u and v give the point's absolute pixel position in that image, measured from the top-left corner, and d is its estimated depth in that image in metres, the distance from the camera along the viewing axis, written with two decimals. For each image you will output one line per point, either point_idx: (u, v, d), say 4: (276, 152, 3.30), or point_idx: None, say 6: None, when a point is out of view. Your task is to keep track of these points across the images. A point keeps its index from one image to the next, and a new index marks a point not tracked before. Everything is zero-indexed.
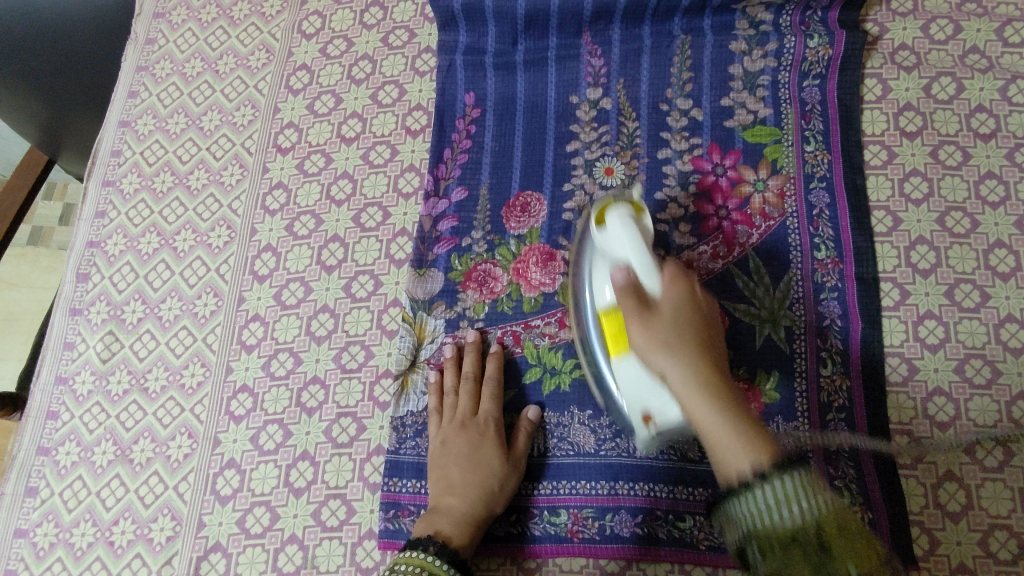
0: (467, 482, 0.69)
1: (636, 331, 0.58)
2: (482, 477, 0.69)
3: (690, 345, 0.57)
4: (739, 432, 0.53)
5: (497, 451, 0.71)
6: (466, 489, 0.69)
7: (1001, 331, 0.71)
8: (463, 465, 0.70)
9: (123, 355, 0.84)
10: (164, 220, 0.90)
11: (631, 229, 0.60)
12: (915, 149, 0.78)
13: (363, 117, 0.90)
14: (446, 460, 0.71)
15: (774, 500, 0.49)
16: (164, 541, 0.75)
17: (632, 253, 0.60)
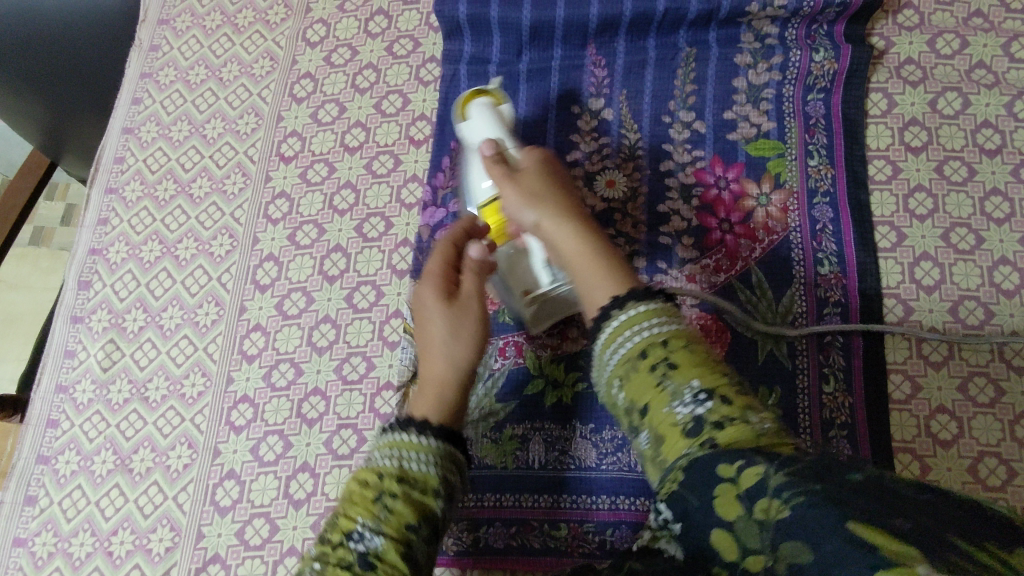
0: (446, 330, 0.60)
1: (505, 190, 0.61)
2: (461, 332, 0.61)
3: (556, 198, 0.61)
4: (600, 268, 0.57)
5: (447, 307, 0.61)
6: (455, 355, 0.60)
7: (1005, 349, 0.68)
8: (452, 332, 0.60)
9: (65, 380, 0.75)
10: (124, 231, 0.80)
11: (490, 117, 0.66)
12: (921, 164, 0.74)
13: (303, 135, 0.81)
14: (429, 324, 0.61)
15: (624, 329, 0.53)
16: (84, 565, 0.67)
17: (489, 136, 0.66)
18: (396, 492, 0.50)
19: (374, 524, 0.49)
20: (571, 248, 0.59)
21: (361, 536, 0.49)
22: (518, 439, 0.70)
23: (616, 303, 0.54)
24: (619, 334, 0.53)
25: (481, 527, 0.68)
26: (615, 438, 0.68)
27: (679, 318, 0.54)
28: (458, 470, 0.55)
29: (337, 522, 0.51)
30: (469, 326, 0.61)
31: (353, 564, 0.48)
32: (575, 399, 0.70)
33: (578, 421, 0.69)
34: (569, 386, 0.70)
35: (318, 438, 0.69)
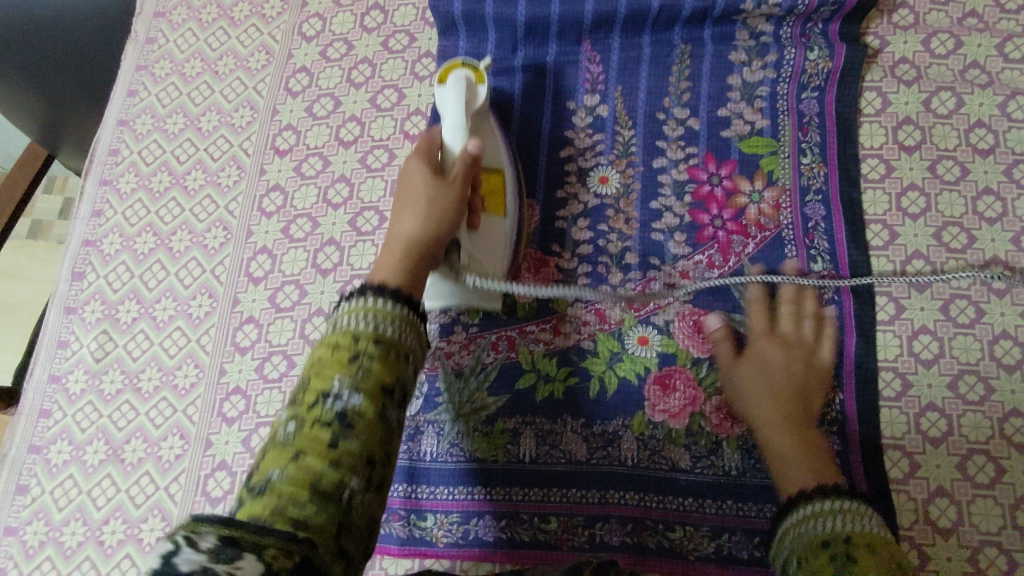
0: (424, 198, 0.58)
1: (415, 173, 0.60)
2: (438, 199, 0.58)
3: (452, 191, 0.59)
4: (800, 443, 0.61)
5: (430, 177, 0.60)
6: (427, 220, 0.57)
7: (995, 348, 0.68)
8: (430, 196, 0.58)
9: (58, 370, 0.75)
10: (119, 222, 0.80)
11: (461, 91, 0.67)
12: (914, 163, 0.74)
13: (298, 128, 0.81)
14: (409, 186, 0.60)
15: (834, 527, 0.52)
16: (74, 555, 0.68)
17: (450, 115, 0.66)
18: (373, 351, 0.46)
19: (352, 382, 0.45)
20: (775, 425, 0.62)
21: (334, 396, 0.44)
22: (509, 433, 0.70)
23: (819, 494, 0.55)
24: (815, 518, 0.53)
25: (472, 519, 0.68)
26: (606, 433, 0.69)
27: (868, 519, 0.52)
28: (421, 344, 0.50)
29: (305, 388, 0.46)
30: (448, 201, 0.58)
31: (330, 421, 0.44)
32: (566, 393, 0.70)
33: (570, 415, 0.70)
34: (560, 380, 0.71)
35: None
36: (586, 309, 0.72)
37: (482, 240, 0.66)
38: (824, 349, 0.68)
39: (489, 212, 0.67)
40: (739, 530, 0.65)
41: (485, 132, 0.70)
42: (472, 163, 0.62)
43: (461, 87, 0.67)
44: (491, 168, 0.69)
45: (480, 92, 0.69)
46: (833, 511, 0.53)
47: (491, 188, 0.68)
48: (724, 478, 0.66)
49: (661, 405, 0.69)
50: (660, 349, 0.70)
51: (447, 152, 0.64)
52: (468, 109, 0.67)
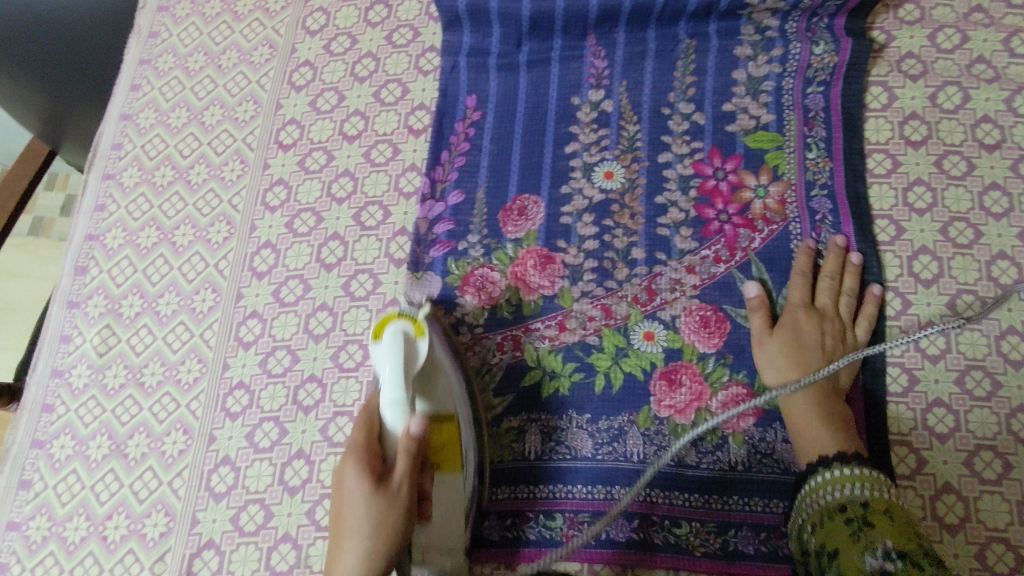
0: (370, 526, 0.53)
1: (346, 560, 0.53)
2: (387, 514, 0.54)
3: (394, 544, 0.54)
4: (825, 421, 0.63)
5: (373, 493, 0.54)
6: (373, 550, 0.53)
7: (1003, 343, 0.68)
8: (374, 525, 0.53)
9: (61, 365, 0.74)
10: (122, 217, 0.80)
11: (400, 356, 0.54)
12: (920, 158, 0.74)
13: (301, 123, 0.81)
14: (348, 515, 0.54)
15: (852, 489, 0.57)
16: (77, 550, 0.67)
17: (388, 368, 0.55)
18: None
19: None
20: (801, 406, 0.64)
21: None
22: (515, 430, 0.70)
23: (840, 458, 0.59)
24: (833, 485, 0.58)
25: (478, 518, 0.68)
26: (611, 428, 0.68)
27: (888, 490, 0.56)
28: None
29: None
30: (395, 527, 0.54)
31: None
32: (572, 390, 0.70)
33: (575, 411, 0.69)
34: (566, 376, 0.70)
35: (314, 425, 0.69)
36: (591, 305, 0.72)
37: (437, 497, 0.60)
38: (860, 329, 0.68)
39: (445, 471, 0.60)
40: (745, 525, 0.65)
41: (437, 370, 0.59)
42: (416, 453, 0.55)
43: (401, 350, 0.55)
44: (444, 414, 0.59)
45: (421, 349, 0.56)
46: (852, 479, 0.57)
47: (448, 443, 0.59)
48: (730, 473, 0.66)
49: (667, 401, 0.68)
50: (666, 344, 0.70)
51: (386, 437, 0.56)
52: (409, 374, 0.55)
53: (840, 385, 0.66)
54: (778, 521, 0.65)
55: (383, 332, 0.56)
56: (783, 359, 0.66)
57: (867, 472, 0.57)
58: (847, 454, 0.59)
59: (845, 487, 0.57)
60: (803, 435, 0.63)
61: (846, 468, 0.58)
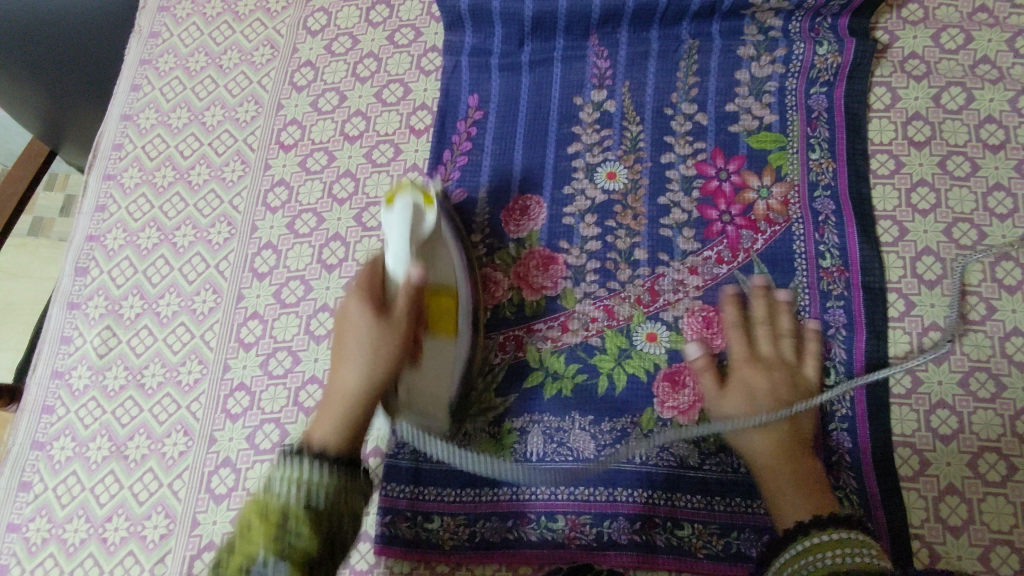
0: (369, 342, 0.58)
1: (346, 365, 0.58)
2: (381, 346, 0.58)
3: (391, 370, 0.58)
4: (797, 483, 0.61)
5: (375, 319, 0.58)
6: (374, 359, 0.57)
7: (1007, 344, 0.67)
8: (373, 351, 0.58)
9: (61, 366, 0.74)
10: (122, 217, 0.80)
11: (408, 218, 0.61)
12: (924, 159, 0.74)
13: (303, 123, 0.81)
14: (347, 353, 0.59)
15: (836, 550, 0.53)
16: (77, 552, 0.67)
17: (395, 239, 0.61)
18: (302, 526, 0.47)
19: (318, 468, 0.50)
20: (767, 458, 0.63)
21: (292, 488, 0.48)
22: (517, 432, 0.69)
23: (811, 527, 0.55)
24: (807, 555, 0.54)
25: (479, 521, 0.67)
26: (614, 430, 0.68)
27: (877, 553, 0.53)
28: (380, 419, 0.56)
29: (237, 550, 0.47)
30: (390, 349, 0.58)
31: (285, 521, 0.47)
32: (575, 391, 0.70)
33: (578, 412, 0.69)
34: (568, 378, 0.70)
35: None
36: (593, 306, 0.72)
37: (426, 364, 0.63)
38: (811, 368, 0.67)
39: (439, 335, 0.63)
40: (748, 527, 0.64)
41: (440, 244, 0.66)
42: (417, 296, 0.59)
43: (408, 215, 0.61)
44: (444, 287, 0.64)
45: (429, 219, 0.63)
46: (828, 546, 0.53)
47: (443, 308, 0.64)
48: (732, 475, 0.66)
49: (671, 403, 0.68)
50: (670, 345, 0.70)
51: (389, 283, 0.61)
52: (415, 236, 0.61)
53: (805, 435, 0.64)
54: None
55: (393, 202, 0.62)
56: (745, 416, 0.64)
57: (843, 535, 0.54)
58: (821, 518, 0.56)
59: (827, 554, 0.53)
60: (778, 501, 0.61)
61: (822, 534, 0.54)
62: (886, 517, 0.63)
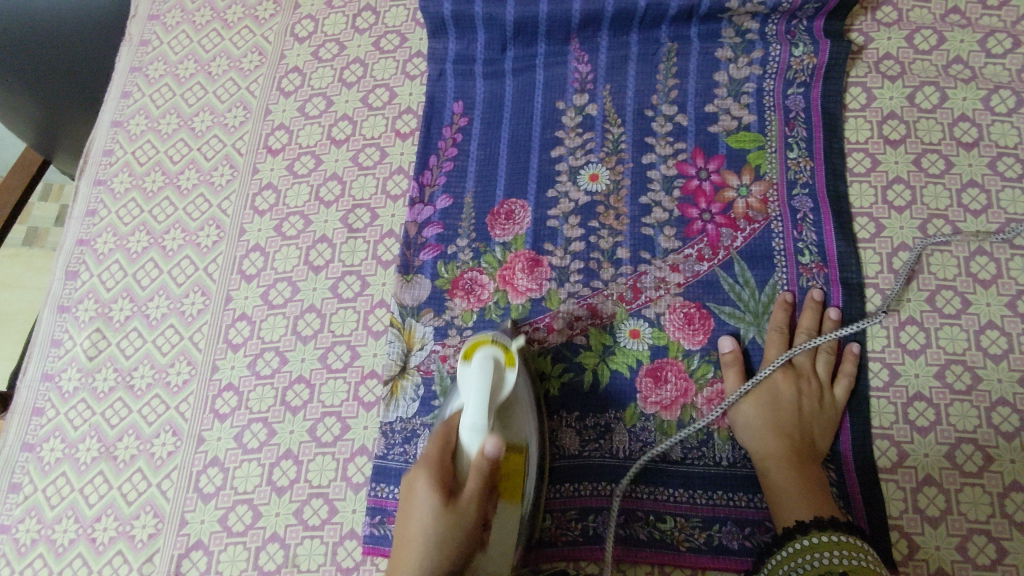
0: (431, 536, 0.56)
1: (427, 490, 0.58)
2: (448, 533, 0.56)
3: (460, 536, 0.57)
4: (801, 485, 0.62)
5: (442, 504, 0.57)
6: (440, 524, 0.56)
7: (982, 338, 0.68)
8: (438, 540, 0.56)
9: (51, 368, 0.75)
10: (112, 222, 0.81)
11: (489, 375, 0.60)
12: (899, 157, 0.75)
13: (290, 128, 0.82)
14: (413, 509, 0.58)
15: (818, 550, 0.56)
16: (66, 552, 0.67)
17: (473, 394, 0.59)
18: None
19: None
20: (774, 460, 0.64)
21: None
22: None
23: (814, 526, 0.58)
24: (806, 552, 0.57)
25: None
26: (598, 425, 0.69)
27: (864, 549, 0.56)
28: None
29: None
30: (458, 541, 0.57)
31: None
32: (560, 389, 0.71)
33: (564, 410, 0.70)
34: (555, 377, 0.71)
35: (302, 425, 0.70)
36: (577, 305, 0.72)
37: (492, 543, 0.61)
38: (839, 387, 0.68)
39: (506, 506, 0.62)
40: (729, 520, 0.65)
41: (518, 412, 0.64)
42: (487, 471, 0.58)
43: (489, 371, 0.60)
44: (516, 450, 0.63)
45: (509, 378, 0.61)
46: (833, 547, 0.56)
47: (510, 480, 0.62)
48: (714, 468, 0.67)
49: (653, 398, 0.69)
50: (652, 342, 0.71)
51: (460, 459, 0.59)
52: (495, 402, 0.60)
53: (814, 445, 0.65)
54: (761, 516, 0.65)
55: (473, 355, 0.62)
56: (762, 412, 0.67)
57: (844, 538, 0.56)
58: (823, 518, 0.58)
59: (826, 555, 0.56)
60: (779, 499, 0.62)
61: (824, 535, 0.57)
62: (865, 508, 0.64)
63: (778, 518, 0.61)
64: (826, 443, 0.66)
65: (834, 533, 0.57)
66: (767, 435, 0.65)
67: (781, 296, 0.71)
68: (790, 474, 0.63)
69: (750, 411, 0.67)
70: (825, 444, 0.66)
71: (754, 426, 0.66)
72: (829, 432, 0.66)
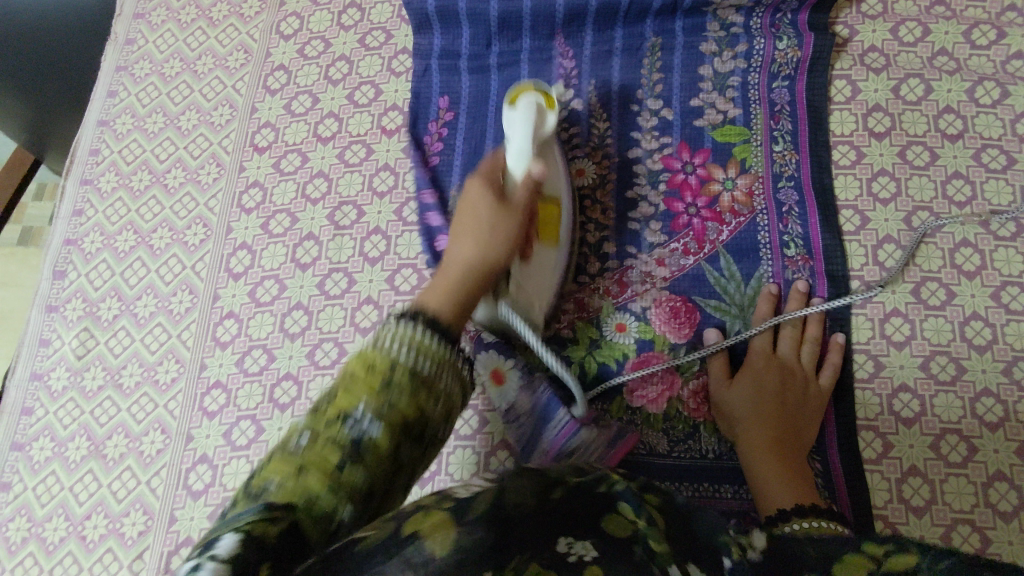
0: (487, 222, 0.56)
1: (483, 208, 0.57)
2: (502, 224, 0.56)
3: (511, 227, 0.56)
4: (784, 474, 0.62)
5: (495, 203, 0.57)
6: (491, 243, 0.55)
7: (966, 329, 0.69)
8: (492, 219, 0.56)
9: (40, 367, 0.75)
10: (100, 221, 0.81)
11: (531, 116, 0.66)
12: (884, 149, 0.75)
13: (276, 126, 0.82)
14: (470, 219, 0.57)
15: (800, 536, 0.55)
16: (56, 550, 0.68)
17: (518, 134, 0.65)
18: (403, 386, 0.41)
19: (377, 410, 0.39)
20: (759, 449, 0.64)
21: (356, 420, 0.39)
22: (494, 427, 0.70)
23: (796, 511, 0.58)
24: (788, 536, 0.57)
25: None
26: None
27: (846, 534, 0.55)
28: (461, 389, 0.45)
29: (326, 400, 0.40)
30: (512, 227, 0.56)
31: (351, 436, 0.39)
32: None
33: None
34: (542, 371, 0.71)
35: (290, 422, 0.70)
36: (563, 300, 0.73)
37: (533, 269, 0.67)
38: (824, 376, 0.68)
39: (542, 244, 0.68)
40: (715, 512, 0.66)
41: (550, 158, 0.70)
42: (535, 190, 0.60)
43: (532, 113, 0.66)
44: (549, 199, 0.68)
45: (549, 118, 0.68)
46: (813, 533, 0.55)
47: (546, 215, 0.68)
48: (700, 460, 0.67)
49: (639, 391, 0.69)
50: (638, 335, 0.71)
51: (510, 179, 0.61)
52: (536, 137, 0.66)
53: (799, 434, 0.66)
54: (747, 507, 0.65)
55: (518, 101, 0.68)
56: (748, 396, 0.66)
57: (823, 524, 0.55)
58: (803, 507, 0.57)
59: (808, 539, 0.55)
60: (762, 487, 0.62)
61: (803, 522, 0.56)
62: (849, 498, 0.65)
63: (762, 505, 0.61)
64: (811, 431, 0.66)
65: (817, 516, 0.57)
66: (752, 420, 0.65)
67: (766, 289, 0.71)
68: (773, 459, 0.63)
69: (736, 394, 0.66)
70: (810, 432, 0.66)
71: (740, 411, 0.66)
72: (814, 421, 0.66)
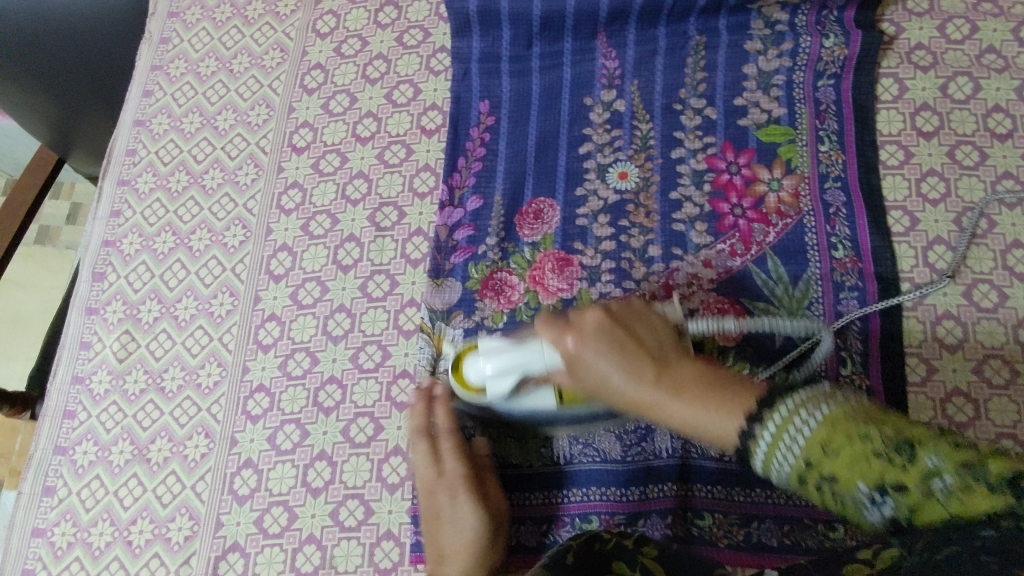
0: (450, 497, 0.62)
1: (426, 476, 0.64)
2: (457, 495, 0.62)
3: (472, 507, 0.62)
4: (715, 391, 0.46)
5: (437, 476, 0.63)
6: (458, 521, 0.62)
7: (1020, 331, 0.68)
8: (449, 492, 0.63)
9: (81, 371, 0.75)
10: (138, 222, 0.80)
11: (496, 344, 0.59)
12: (932, 149, 0.74)
13: (314, 125, 0.81)
14: (443, 511, 0.62)
15: (780, 428, 0.40)
16: (103, 555, 0.68)
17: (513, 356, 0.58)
18: None
19: None
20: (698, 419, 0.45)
21: None
22: (542, 437, 0.68)
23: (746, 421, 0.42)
24: (782, 440, 0.40)
25: (514, 525, 0.67)
26: (639, 429, 0.67)
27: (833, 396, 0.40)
28: None
29: None
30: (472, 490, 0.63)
31: None
32: None
33: None
34: None
35: (335, 426, 0.70)
36: None
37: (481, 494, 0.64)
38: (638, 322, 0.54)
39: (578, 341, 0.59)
40: (769, 518, 0.64)
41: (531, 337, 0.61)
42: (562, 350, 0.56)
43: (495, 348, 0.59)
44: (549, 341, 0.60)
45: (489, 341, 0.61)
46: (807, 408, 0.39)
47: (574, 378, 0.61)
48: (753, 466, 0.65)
49: None
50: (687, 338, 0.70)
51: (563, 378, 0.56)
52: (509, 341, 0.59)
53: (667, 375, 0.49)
54: (801, 514, 0.63)
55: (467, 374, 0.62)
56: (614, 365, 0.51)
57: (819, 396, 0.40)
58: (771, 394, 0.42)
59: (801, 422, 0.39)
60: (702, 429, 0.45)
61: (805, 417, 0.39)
62: None
63: (728, 446, 0.44)
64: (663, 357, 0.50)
65: (821, 407, 0.39)
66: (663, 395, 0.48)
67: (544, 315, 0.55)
68: (705, 398, 0.45)
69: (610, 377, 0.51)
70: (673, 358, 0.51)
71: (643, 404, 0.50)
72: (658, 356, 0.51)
